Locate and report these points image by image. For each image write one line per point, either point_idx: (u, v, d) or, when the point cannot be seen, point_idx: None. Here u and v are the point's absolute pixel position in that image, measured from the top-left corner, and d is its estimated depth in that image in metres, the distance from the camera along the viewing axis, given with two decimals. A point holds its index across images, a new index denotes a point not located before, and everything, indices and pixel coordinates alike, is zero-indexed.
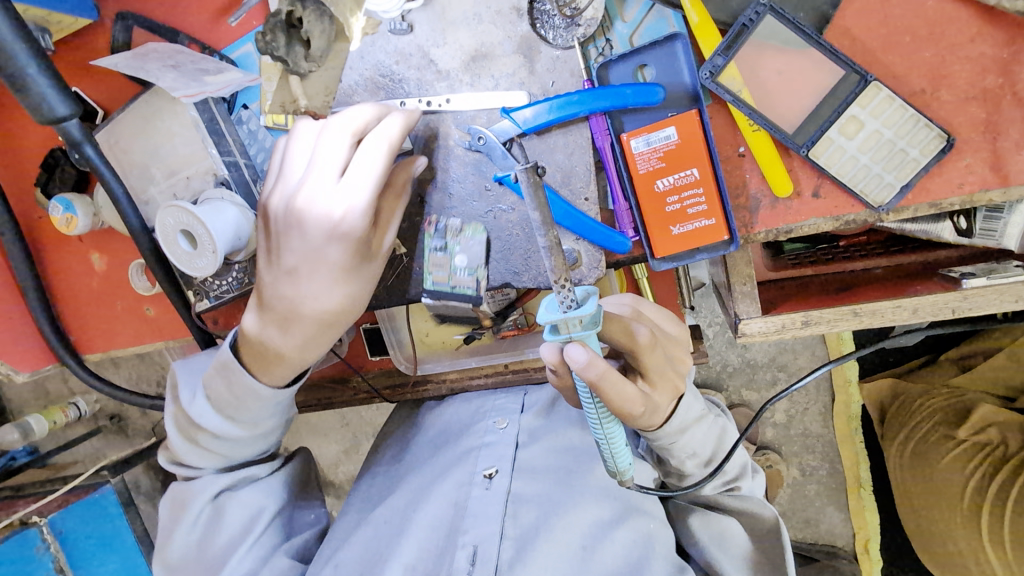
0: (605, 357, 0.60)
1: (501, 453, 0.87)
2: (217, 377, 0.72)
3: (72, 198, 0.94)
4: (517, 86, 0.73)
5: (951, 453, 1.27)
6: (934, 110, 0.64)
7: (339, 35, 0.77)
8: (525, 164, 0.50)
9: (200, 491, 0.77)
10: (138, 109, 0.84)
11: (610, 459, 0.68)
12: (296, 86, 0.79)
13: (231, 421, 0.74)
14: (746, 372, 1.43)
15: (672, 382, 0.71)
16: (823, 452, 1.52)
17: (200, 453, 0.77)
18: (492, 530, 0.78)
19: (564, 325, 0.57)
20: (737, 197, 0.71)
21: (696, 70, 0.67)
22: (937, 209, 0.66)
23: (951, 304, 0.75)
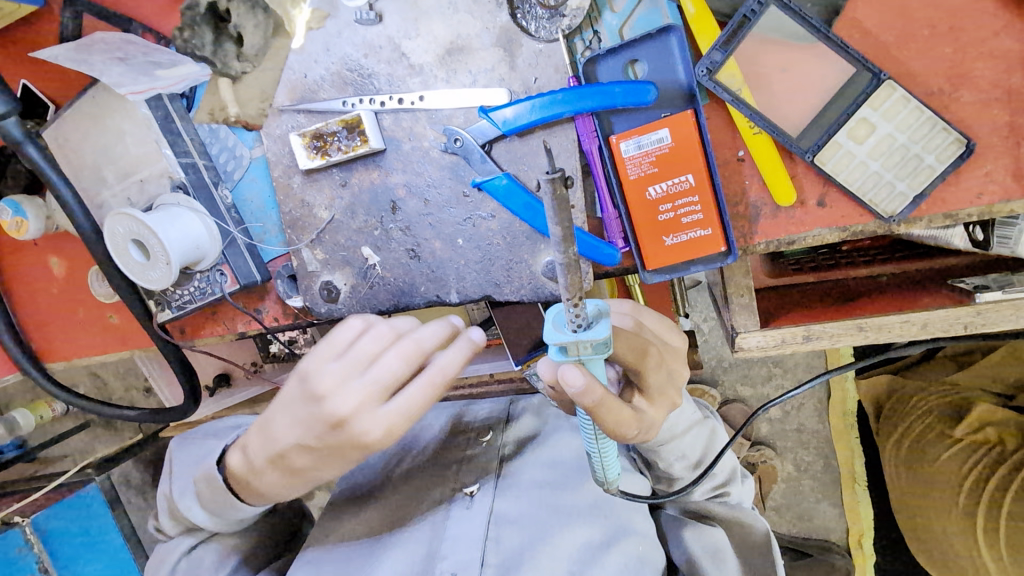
0: (603, 383, 0.54)
1: (483, 470, 0.84)
2: (205, 481, 0.73)
3: (22, 200, 0.87)
4: (496, 82, 0.66)
5: (947, 452, 1.24)
6: (953, 113, 0.58)
7: (278, 30, 0.72)
8: (550, 173, 0.40)
9: (177, 544, 0.78)
10: (87, 105, 0.77)
11: (600, 470, 0.65)
12: (226, 91, 0.76)
13: (214, 518, 0.76)
14: (741, 368, 1.38)
15: (670, 398, 0.67)
16: (817, 449, 1.46)
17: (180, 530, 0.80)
18: (472, 556, 0.75)
19: (574, 348, 0.50)
20: (735, 206, 0.65)
21: (691, 66, 0.61)
22: (952, 220, 0.60)
23: (963, 320, 0.70)
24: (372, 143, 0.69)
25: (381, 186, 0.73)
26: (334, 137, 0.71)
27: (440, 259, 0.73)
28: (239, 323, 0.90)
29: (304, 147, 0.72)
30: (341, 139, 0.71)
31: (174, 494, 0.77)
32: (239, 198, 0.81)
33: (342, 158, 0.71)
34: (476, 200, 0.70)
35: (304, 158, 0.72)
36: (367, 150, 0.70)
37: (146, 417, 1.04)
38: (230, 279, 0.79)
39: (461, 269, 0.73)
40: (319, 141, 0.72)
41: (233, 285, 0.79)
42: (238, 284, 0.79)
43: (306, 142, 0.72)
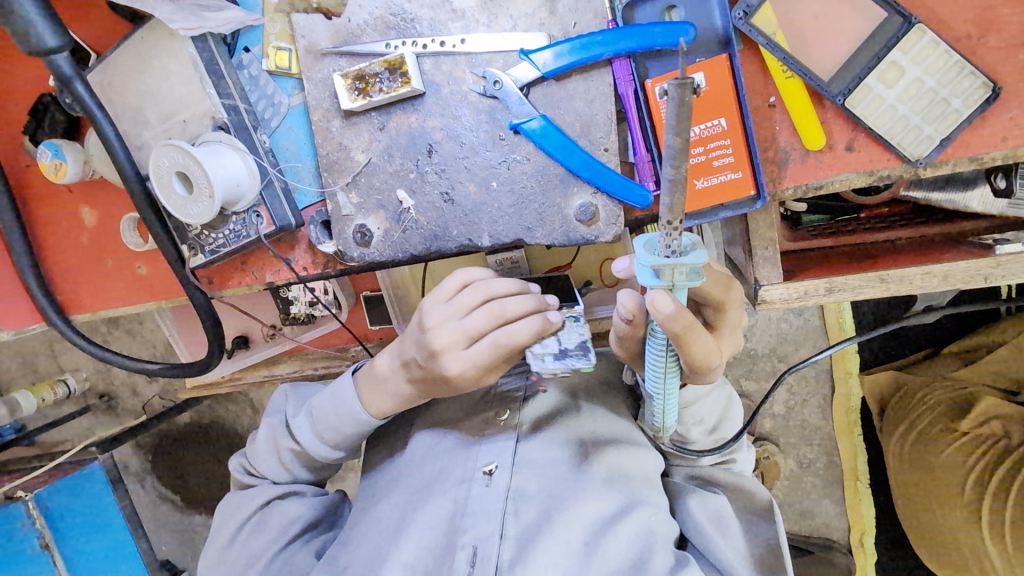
0: (689, 310, 0.55)
1: (501, 447, 0.82)
2: (326, 399, 0.81)
3: (62, 143, 0.90)
4: (536, 27, 0.69)
5: (952, 446, 1.22)
6: (980, 58, 0.60)
7: None
8: (682, 76, 0.38)
9: (248, 499, 0.84)
10: (133, 47, 0.79)
11: (660, 415, 0.67)
12: None
13: (320, 443, 0.82)
14: (745, 362, 1.40)
15: (735, 341, 0.70)
16: (821, 444, 1.48)
17: (273, 465, 0.85)
18: (492, 530, 0.76)
19: (669, 273, 0.50)
20: (765, 150, 0.67)
21: (728, 10, 0.63)
22: (977, 164, 0.63)
23: (983, 271, 0.72)
24: (413, 84, 0.71)
25: (418, 132, 0.75)
26: (377, 78, 0.73)
27: (474, 203, 0.75)
28: (268, 273, 0.91)
29: (347, 88, 0.74)
30: (383, 80, 0.73)
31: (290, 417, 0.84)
32: (276, 145, 0.83)
33: (383, 99, 0.73)
34: (512, 143, 0.72)
35: (346, 99, 0.75)
36: (407, 90, 0.72)
37: (164, 372, 1.04)
38: (265, 220, 0.80)
39: (494, 212, 0.74)
40: (363, 83, 0.74)
41: (267, 226, 0.80)
42: (273, 226, 0.80)
43: (348, 83, 0.74)
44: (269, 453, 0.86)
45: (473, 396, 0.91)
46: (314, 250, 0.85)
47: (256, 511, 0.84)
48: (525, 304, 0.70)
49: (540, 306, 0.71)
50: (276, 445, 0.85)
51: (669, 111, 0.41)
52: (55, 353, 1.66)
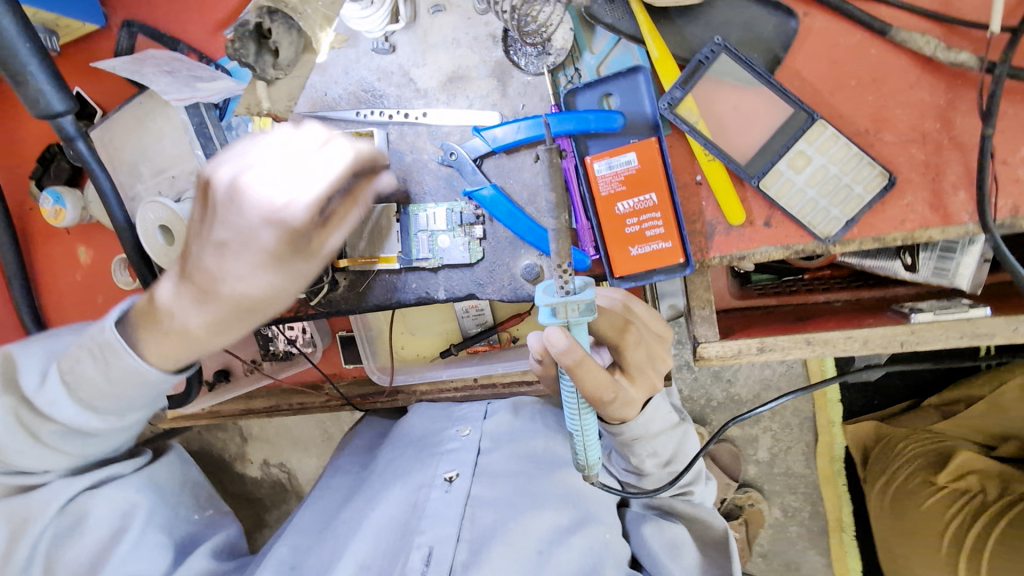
0: (586, 348, 0.59)
1: (462, 458, 0.88)
2: (89, 359, 0.62)
3: (63, 191, 0.97)
4: (489, 107, 0.77)
5: (931, 499, 1.23)
6: (877, 150, 0.68)
7: (308, 47, 0.76)
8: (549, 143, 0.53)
9: (43, 504, 0.69)
10: (132, 110, 0.88)
11: (581, 452, 0.67)
12: (261, 90, 0.78)
13: (91, 413, 0.65)
14: (731, 407, 1.41)
15: (649, 379, 0.74)
16: (805, 493, 1.47)
17: (32, 455, 0.68)
18: (449, 532, 0.78)
19: (562, 309, 0.57)
20: (693, 223, 0.74)
21: (656, 100, 0.71)
22: (880, 243, 0.69)
23: (899, 337, 0.78)
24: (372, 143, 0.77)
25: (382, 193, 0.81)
26: None
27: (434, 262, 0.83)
28: None
29: None
30: None
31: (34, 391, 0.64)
32: None
33: None
34: (465, 207, 0.79)
35: None
36: None
37: None
38: None
39: (450, 269, 0.81)
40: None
41: None
42: None
43: None
44: (20, 443, 0.67)
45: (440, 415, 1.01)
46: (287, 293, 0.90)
47: (69, 511, 0.71)
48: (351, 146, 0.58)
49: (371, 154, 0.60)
50: (33, 433, 0.67)
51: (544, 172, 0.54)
52: None
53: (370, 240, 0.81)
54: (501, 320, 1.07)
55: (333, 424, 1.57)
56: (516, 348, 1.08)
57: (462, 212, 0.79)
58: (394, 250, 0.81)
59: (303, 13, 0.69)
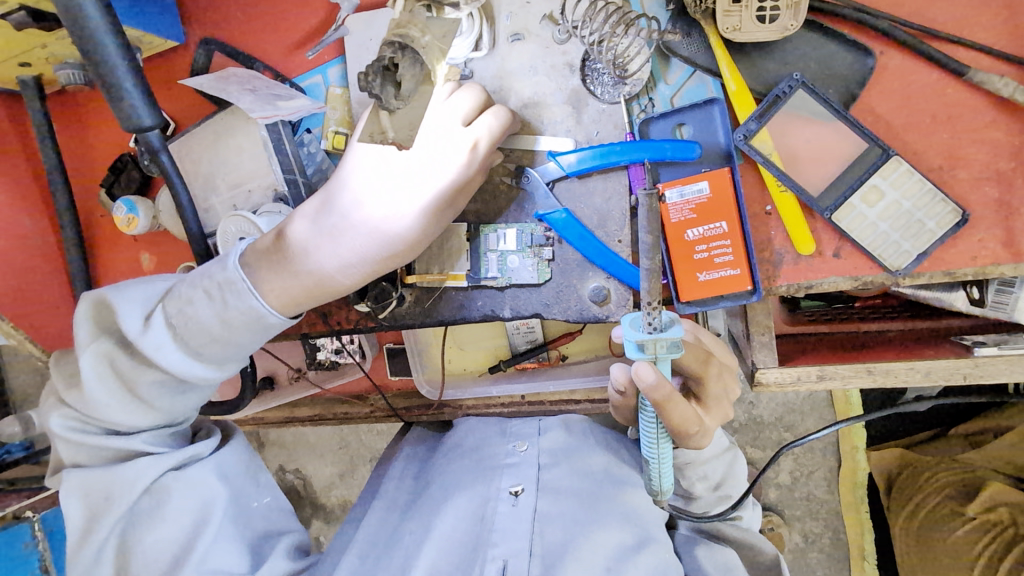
0: (671, 381, 0.65)
1: (525, 474, 0.90)
2: (204, 300, 0.67)
3: (137, 200, 1.01)
4: (563, 133, 0.79)
5: (958, 532, 1.21)
6: (951, 187, 0.70)
7: (428, 77, 0.59)
8: (649, 189, 0.58)
9: (130, 482, 0.71)
10: (212, 126, 0.92)
11: (656, 478, 0.74)
12: (384, 121, 0.61)
13: (194, 360, 0.69)
14: (751, 430, 1.39)
15: (723, 411, 0.78)
16: (826, 520, 1.42)
17: (126, 411, 0.71)
18: (521, 546, 0.80)
19: (650, 346, 0.60)
20: (761, 251, 0.75)
21: (730, 132, 0.73)
22: (951, 277, 0.71)
23: (963, 370, 0.79)
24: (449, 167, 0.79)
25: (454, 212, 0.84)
26: None
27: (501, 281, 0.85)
28: (304, 326, 0.95)
29: None
30: None
31: (137, 336, 0.67)
32: None
33: None
34: (535, 228, 0.81)
35: None
36: None
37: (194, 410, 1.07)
38: None
39: (518, 288, 0.83)
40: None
41: None
42: None
43: None
44: (117, 396, 0.71)
45: (492, 429, 1.02)
46: (351, 306, 0.92)
47: (151, 491, 0.72)
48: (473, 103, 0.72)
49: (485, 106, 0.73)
50: (129, 385, 0.70)
51: (643, 216, 0.59)
52: None
53: (441, 253, 0.84)
54: (552, 338, 1.09)
55: (350, 432, 1.60)
56: (565, 365, 1.10)
57: (533, 233, 0.81)
58: (462, 267, 0.84)
59: (423, 40, 0.56)
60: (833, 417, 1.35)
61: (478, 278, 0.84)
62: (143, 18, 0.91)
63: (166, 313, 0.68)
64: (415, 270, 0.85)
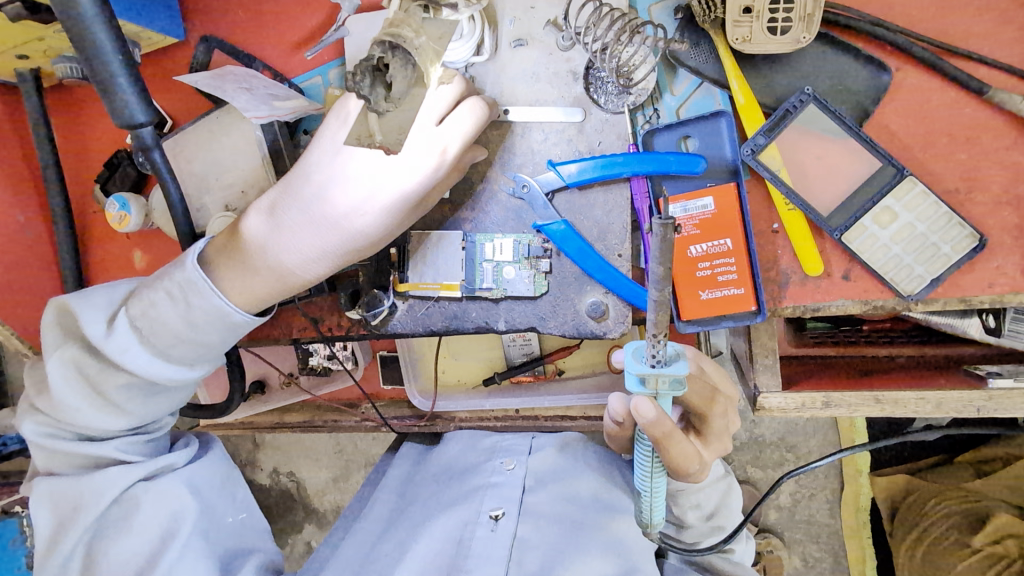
0: (672, 417, 0.63)
1: (508, 495, 0.88)
2: (166, 303, 0.64)
3: (129, 198, 0.99)
4: (565, 142, 0.77)
5: (966, 562, 1.19)
6: (967, 211, 0.67)
7: (421, 79, 0.57)
8: (662, 218, 0.46)
9: (99, 492, 0.68)
10: (208, 124, 0.90)
11: (647, 511, 0.72)
12: (373, 122, 0.60)
13: (162, 360, 0.67)
14: (753, 448, 1.35)
15: (723, 445, 0.75)
16: (828, 543, 1.36)
17: (97, 416, 0.69)
18: (495, 574, 0.78)
19: (653, 380, 0.58)
20: (767, 271, 0.72)
21: (737, 146, 0.70)
22: (966, 304, 0.67)
23: (975, 403, 0.75)
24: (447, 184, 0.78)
25: (450, 219, 0.82)
26: None
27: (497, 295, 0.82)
28: (295, 331, 0.93)
29: None
30: None
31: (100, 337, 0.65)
32: None
33: None
34: (533, 239, 0.79)
35: None
36: None
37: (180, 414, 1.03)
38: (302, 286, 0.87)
39: (513, 301, 0.81)
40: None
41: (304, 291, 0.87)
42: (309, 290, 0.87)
43: None
44: (85, 401, 0.68)
45: (483, 445, 1.00)
46: (341, 312, 0.89)
47: (122, 501, 0.70)
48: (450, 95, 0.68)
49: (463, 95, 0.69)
50: (96, 387, 0.68)
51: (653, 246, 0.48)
52: None
53: (434, 262, 0.82)
54: (547, 352, 1.07)
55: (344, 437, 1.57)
56: (562, 379, 1.07)
57: (530, 244, 0.79)
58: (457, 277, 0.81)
59: (418, 44, 0.54)
60: (836, 440, 1.31)
61: (473, 288, 0.81)
62: (143, 13, 0.90)
63: (128, 315, 0.65)
64: (407, 278, 0.82)
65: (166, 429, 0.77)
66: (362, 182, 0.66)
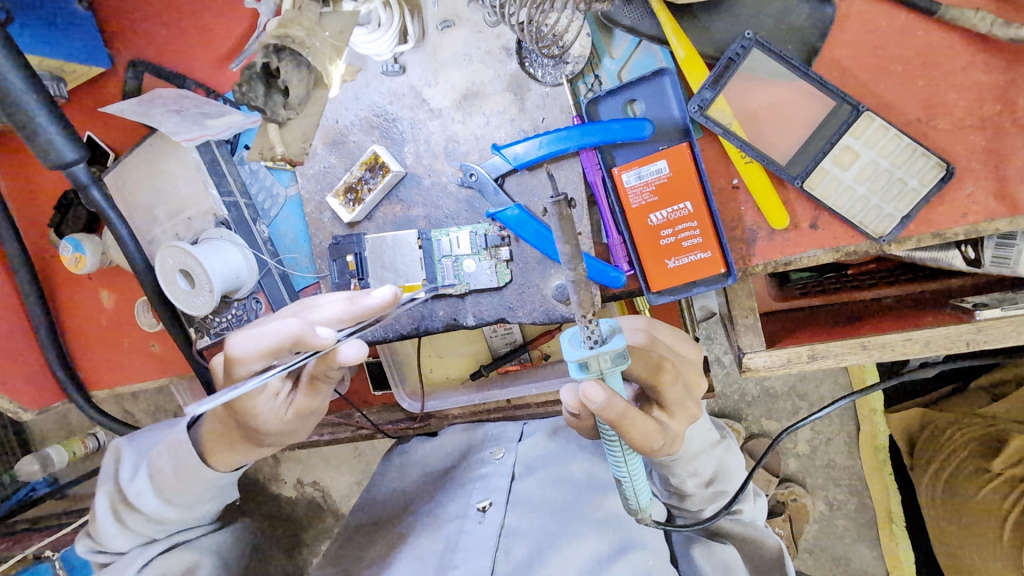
0: (624, 397, 0.62)
1: (495, 485, 0.90)
2: (168, 459, 0.73)
3: (82, 238, 0.97)
4: (508, 123, 0.74)
5: (984, 490, 1.11)
6: (931, 140, 0.63)
7: (317, 82, 0.75)
8: (556, 195, 0.47)
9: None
10: (144, 153, 0.87)
11: (633, 496, 0.70)
12: (274, 134, 0.78)
13: (169, 504, 0.73)
14: (766, 402, 1.32)
15: (691, 411, 0.73)
16: (850, 486, 1.35)
17: (126, 537, 0.73)
18: (481, 565, 0.79)
19: (594, 362, 0.59)
20: (732, 230, 0.70)
21: (684, 103, 0.67)
22: (941, 239, 0.64)
23: (965, 337, 0.73)
24: (394, 165, 0.76)
25: (403, 219, 0.80)
26: (362, 182, 0.78)
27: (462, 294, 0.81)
28: None
29: (342, 204, 0.79)
30: (367, 180, 0.78)
31: (121, 482, 0.73)
32: (274, 233, 0.88)
33: (373, 196, 0.77)
34: (489, 228, 0.76)
35: (344, 214, 0.79)
36: (390, 176, 0.76)
37: None
38: (265, 306, 0.85)
39: (478, 293, 0.78)
40: (352, 193, 0.79)
41: (267, 312, 0.85)
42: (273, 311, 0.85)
43: (342, 199, 0.79)
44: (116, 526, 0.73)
45: (470, 438, 1.04)
46: None
47: None
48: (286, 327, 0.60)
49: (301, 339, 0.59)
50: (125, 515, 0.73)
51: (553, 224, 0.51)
52: (72, 417, 1.49)
53: (393, 265, 0.79)
54: (531, 338, 1.04)
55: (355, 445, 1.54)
56: (548, 364, 1.06)
57: (487, 234, 0.76)
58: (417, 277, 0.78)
59: (311, 44, 0.68)
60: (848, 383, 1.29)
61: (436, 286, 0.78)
62: (60, 45, 0.86)
63: (146, 464, 0.74)
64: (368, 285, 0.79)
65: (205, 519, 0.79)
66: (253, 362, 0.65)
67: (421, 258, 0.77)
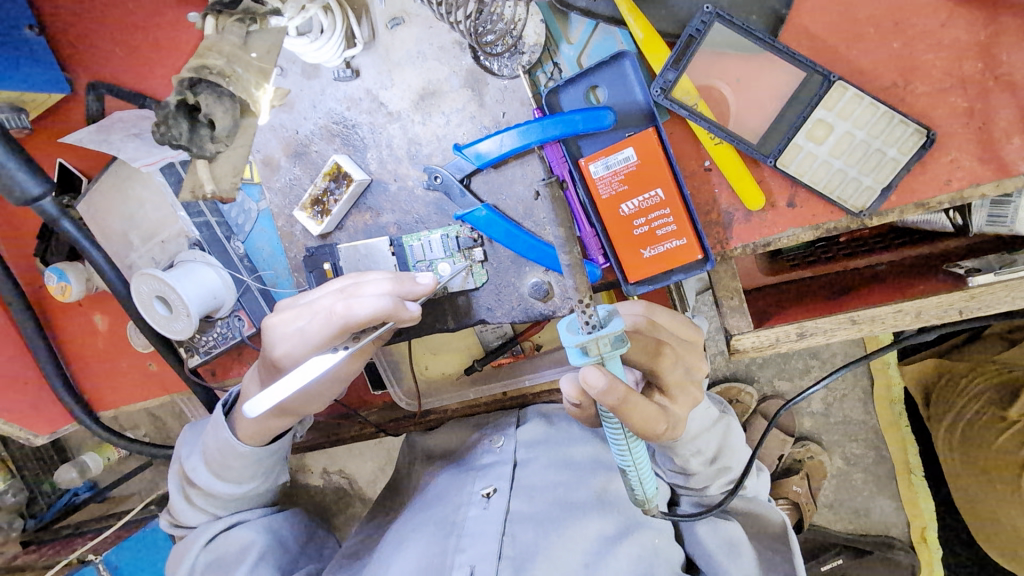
0: (625, 381, 0.58)
1: (499, 473, 0.90)
2: (210, 433, 0.77)
3: (65, 267, 0.98)
4: (468, 120, 0.71)
5: (1003, 436, 1.08)
6: (909, 105, 0.60)
7: (245, 109, 0.58)
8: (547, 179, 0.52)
9: (193, 542, 0.78)
10: (110, 178, 0.86)
11: (638, 486, 0.65)
12: (202, 171, 0.60)
13: (218, 479, 0.78)
14: (776, 362, 1.24)
15: (692, 395, 0.70)
16: (867, 439, 1.28)
17: (194, 512, 0.81)
18: (489, 549, 0.78)
19: (593, 346, 0.54)
20: (707, 214, 0.67)
21: (647, 87, 0.64)
22: (924, 209, 0.62)
23: (957, 305, 0.70)
24: (358, 174, 0.74)
25: (374, 226, 0.78)
26: (327, 193, 0.76)
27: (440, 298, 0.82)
28: None
29: (309, 217, 0.78)
30: (332, 191, 0.76)
31: (181, 459, 0.80)
32: (252, 248, 0.85)
33: (340, 207, 0.76)
34: (461, 230, 0.74)
35: (313, 226, 0.78)
36: (354, 186, 0.74)
37: None
38: (247, 323, 0.86)
39: (456, 295, 0.77)
40: (319, 205, 0.77)
41: (250, 328, 0.86)
42: (255, 327, 0.86)
43: (309, 212, 0.77)
44: (186, 502, 0.81)
45: (471, 431, 1.04)
46: None
47: (213, 547, 0.78)
48: (374, 305, 0.63)
49: (391, 316, 0.63)
50: (191, 491, 0.80)
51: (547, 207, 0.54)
52: None
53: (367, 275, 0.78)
54: (521, 330, 1.01)
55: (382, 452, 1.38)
56: (541, 355, 1.04)
57: (458, 236, 0.74)
58: None
59: (233, 73, 0.54)
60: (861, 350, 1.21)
61: None
62: (16, 74, 0.84)
63: (198, 444, 0.80)
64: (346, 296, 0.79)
65: (266, 493, 0.85)
66: (298, 333, 0.66)
67: (397, 264, 0.77)
